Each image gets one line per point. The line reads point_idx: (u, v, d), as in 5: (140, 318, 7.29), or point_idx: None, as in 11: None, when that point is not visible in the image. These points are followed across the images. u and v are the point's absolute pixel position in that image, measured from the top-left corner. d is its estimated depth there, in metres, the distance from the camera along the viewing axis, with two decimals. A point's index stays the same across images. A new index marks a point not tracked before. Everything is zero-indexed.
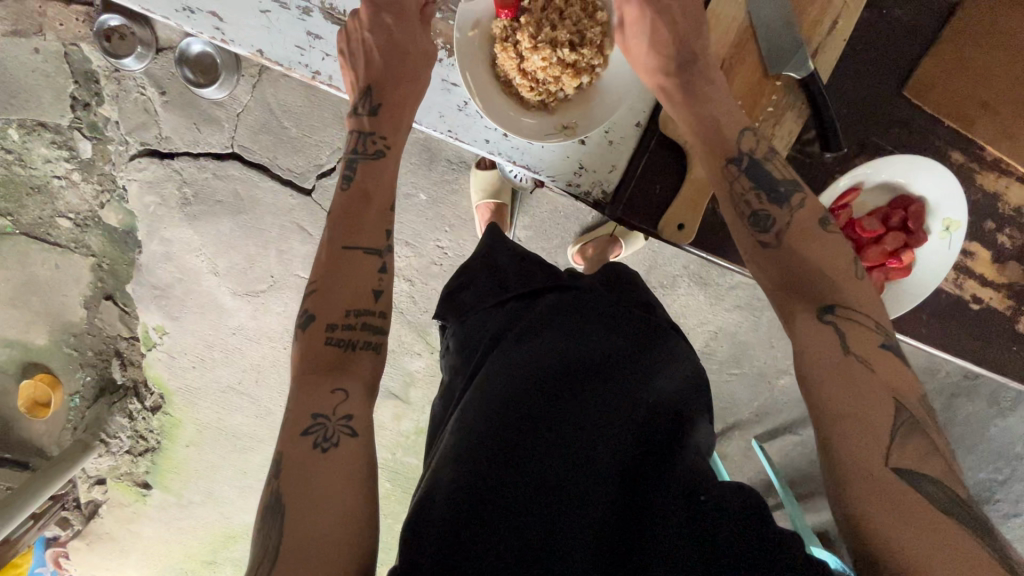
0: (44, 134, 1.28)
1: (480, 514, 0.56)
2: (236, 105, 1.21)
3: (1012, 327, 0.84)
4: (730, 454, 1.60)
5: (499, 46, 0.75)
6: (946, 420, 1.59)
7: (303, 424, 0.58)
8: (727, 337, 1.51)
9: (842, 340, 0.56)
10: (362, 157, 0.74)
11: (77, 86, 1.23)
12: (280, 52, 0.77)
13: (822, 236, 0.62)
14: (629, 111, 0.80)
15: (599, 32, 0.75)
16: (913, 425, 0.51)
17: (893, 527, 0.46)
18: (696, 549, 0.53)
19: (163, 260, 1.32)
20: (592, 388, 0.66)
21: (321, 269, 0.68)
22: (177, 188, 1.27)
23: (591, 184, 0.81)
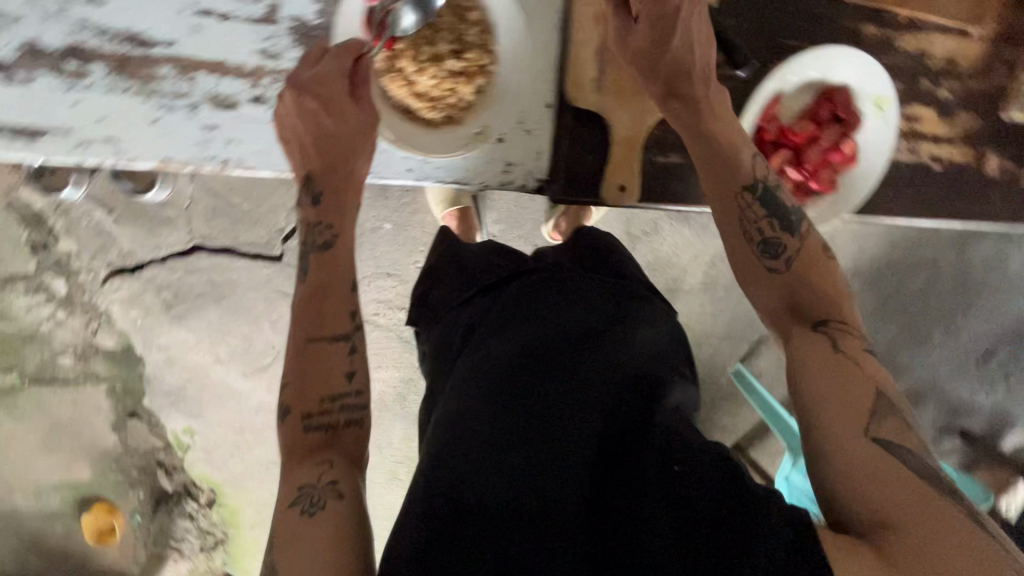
0: (18, 286, 1.34)
1: (463, 499, 0.58)
2: (182, 200, 1.21)
3: (978, 173, 0.87)
4: (763, 370, 1.62)
5: (387, 78, 0.78)
6: (966, 268, 1.68)
7: (290, 497, 0.59)
8: (724, 261, 1.51)
9: (832, 342, 0.61)
10: (312, 252, 0.75)
11: (30, 230, 1.23)
12: (185, 153, 0.78)
13: (825, 261, 0.67)
14: (535, 95, 0.82)
15: (476, 32, 0.79)
16: (891, 409, 0.55)
17: (869, 485, 0.49)
18: (676, 503, 0.54)
19: (168, 366, 1.33)
20: (561, 368, 0.67)
21: (292, 370, 0.69)
22: (156, 295, 1.26)
23: (524, 175, 0.85)
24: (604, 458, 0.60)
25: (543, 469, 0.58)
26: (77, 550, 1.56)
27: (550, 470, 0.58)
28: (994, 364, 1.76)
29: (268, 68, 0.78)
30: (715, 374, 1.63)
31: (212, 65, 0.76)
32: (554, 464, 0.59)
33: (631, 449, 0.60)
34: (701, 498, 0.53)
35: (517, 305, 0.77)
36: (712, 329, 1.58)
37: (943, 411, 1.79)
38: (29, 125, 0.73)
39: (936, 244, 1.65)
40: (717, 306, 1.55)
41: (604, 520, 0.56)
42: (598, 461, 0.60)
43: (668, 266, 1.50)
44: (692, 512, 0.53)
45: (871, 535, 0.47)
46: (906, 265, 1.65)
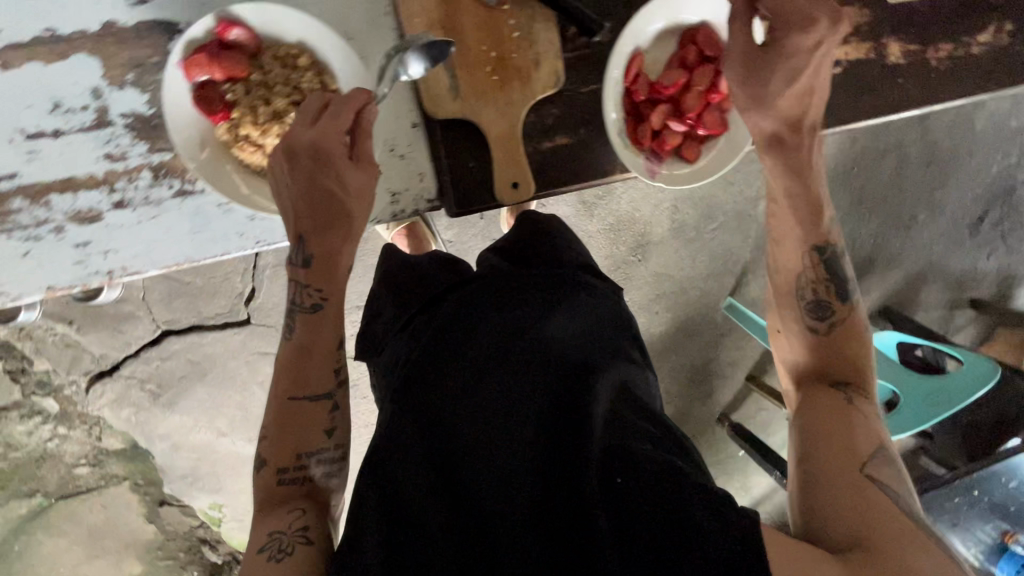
0: (12, 414, 1.35)
1: (412, 524, 0.65)
2: (136, 291, 1.21)
3: (882, 61, 0.87)
4: (755, 297, 1.62)
5: (236, 148, 0.72)
6: (936, 141, 1.63)
7: (260, 542, 0.64)
8: (687, 202, 1.49)
9: (845, 399, 0.71)
10: (300, 311, 0.72)
11: (4, 360, 1.25)
12: (66, 277, 0.74)
13: (861, 337, 0.77)
14: (398, 119, 0.78)
15: (311, 74, 0.72)
16: (887, 459, 0.65)
17: (850, 514, 0.59)
18: (611, 512, 0.61)
19: (174, 452, 1.34)
20: (497, 385, 0.72)
21: (271, 419, 0.71)
22: (141, 390, 1.26)
23: (414, 203, 0.79)
24: (543, 469, 0.66)
25: (485, 488, 0.65)
26: None
27: (493, 485, 0.65)
28: (987, 227, 1.73)
29: (119, 170, 0.75)
30: (710, 313, 1.62)
31: (62, 184, 0.74)
32: (495, 482, 0.65)
33: (566, 455, 0.66)
34: (638, 507, 0.60)
35: (448, 319, 0.80)
36: (694, 271, 1.56)
37: (947, 286, 1.77)
38: None
39: (903, 126, 1.60)
40: (693, 247, 1.53)
41: (550, 523, 0.63)
42: (539, 468, 0.66)
43: (632, 222, 1.47)
44: (624, 513, 0.60)
45: (847, 548, 0.56)
46: (873, 155, 1.60)
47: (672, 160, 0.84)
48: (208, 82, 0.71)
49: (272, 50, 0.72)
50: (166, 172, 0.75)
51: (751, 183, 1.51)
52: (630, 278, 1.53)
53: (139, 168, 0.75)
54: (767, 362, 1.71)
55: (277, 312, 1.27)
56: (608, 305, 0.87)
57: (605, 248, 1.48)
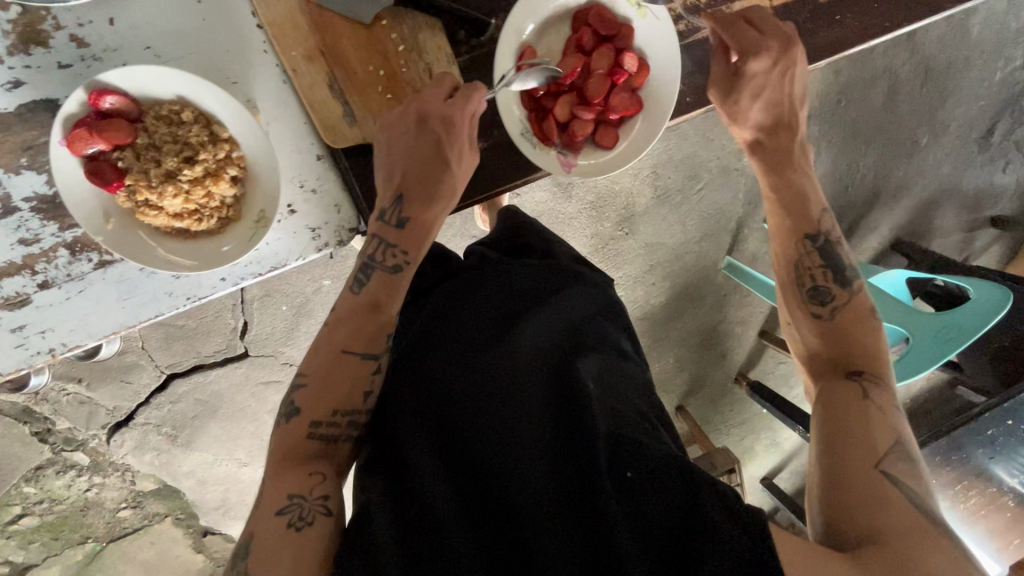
0: (47, 472, 1.42)
1: (419, 509, 0.61)
2: (135, 342, 1.24)
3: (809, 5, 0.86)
4: (754, 251, 1.57)
5: (138, 214, 0.69)
6: (931, 57, 1.53)
7: (278, 504, 0.61)
8: (667, 166, 1.44)
9: (860, 392, 0.65)
10: (379, 268, 0.73)
11: (30, 424, 1.37)
12: (6, 362, 0.70)
13: (870, 324, 0.72)
14: (300, 154, 0.76)
15: (196, 126, 0.69)
16: (903, 453, 0.60)
17: (868, 507, 0.56)
18: (625, 500, 0.58)
19: (202, 487, 1.39)
20: (503, 365, 0.71)
21: (317, 363, 0.69)
22: (158, 434, 1.31)
23: (335, 233, 0.77)
24: (554, 452, 0.64)
25: (494, 471, 0.63)
26: None
27: (504, 460, 0.63)
28: (996, 139, 1.63)
29: (37, 253, 0.71)
30: (711, 275, 1.57)
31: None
32: (505, 465, 0.63)
33: (576, 439, 0.64)
34: (653, 496, 0.58)
35: (447, 313, 0.80)
36: (686, 235, 1.51)
37: (962, 208, 1.67)
38: None
39: (891, 47, 1.50)
40: (681, 210, 1.48)
41: (565, 500, 0.60)
42: (551, 445, 0.64)
43: (613, 195, 1.43)
44: (640, 490, 0.59)
45: (858, 547, 0.53)
46: (862, 83, 1.51)
47: (587, 150, 0.82)
48: (94, 152, 0.66)
49: (152, 109, 0.68)
50: (82, 247, 0.72)
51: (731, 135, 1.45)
52: (620, 253, 1.49)
53: (55, 247, 0.71)
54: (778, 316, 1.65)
55: (272, 342, 1.30)
56: (600, 298, 0.87)
57: (589, 226, 1.45)
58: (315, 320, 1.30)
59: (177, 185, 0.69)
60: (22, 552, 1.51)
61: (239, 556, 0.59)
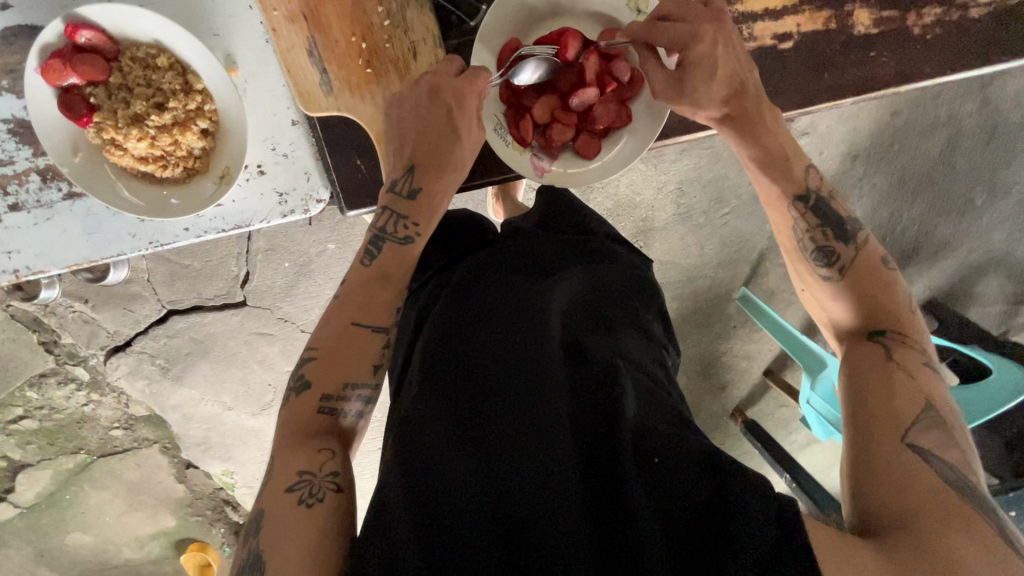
0: (50, 381, 1.49)
1: (436, 489, 0.56)
2: (141, 273, 1.28)
3: (851, 34, 0.80)
4: (773, 287, 1.50)
5: (107, 152, 0.74)
6: (1000, 111, 1.41)
7: (289, 481, 0.60)
8: (694, 185, 1.38)
9: (885, 352, 0.62)
10: (389, 238, 0.72)
11: (38, 333, 1.43)
12: None
13: (884, 276, 0.67)
14: (277, 116, 0.79)
15: (172, 75, 0.72)
16: (937, 420, 0.55)
17: (903, 493, 0.50)
18: (656, 503, 0.53)
19: (186, 422, 1.44)
20: (531, 337, 0.65)
21: (328, 338, 0.69)
22: (152, 364, 1.36)
23: (302, 201, 0.81)
24: (582, 440, 0.58)
25: (519, 453, 0.57)
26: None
27: (529, 440, 0.57)
28: None
29: (9, 175, 0.78)
30: (721, 303, 1.51)
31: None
32: (530, 446, 0.57)
33: (606, 429, 0.58)
34: (686, 501, 0.53)
35: (477, 278, 0.75)
36: (702, 259, 1.46)
37: (1008, 277, 1.55)
38: None
39: (956, 94, 1.39)
40: (700, 233, 1.43)
41: (594, 496, 0.55)
42: (578, 429, 0.59)
43: (633, 206, 1.39)
44: (670, 485, 0.54)
45: (885, 534, 0.48)
46: (919, 128, 1.41)
47: (565, 158, 0.80)
48: (68, 85, 0.71)
49: (130, 51, 0.72)
50: (53, 175, 0.78)
51: None
52: None
53: (27, 171, 0.78)
54: (787, 358, 1.58)
55: (270, 295, 1.32)
56: (630, 277, 0.82)
57: None
58: (314, 281, 1.32)
59: (143, 129, 0.73)
60: (20, 451, 1.60)
61: (249, 536, 0.58)
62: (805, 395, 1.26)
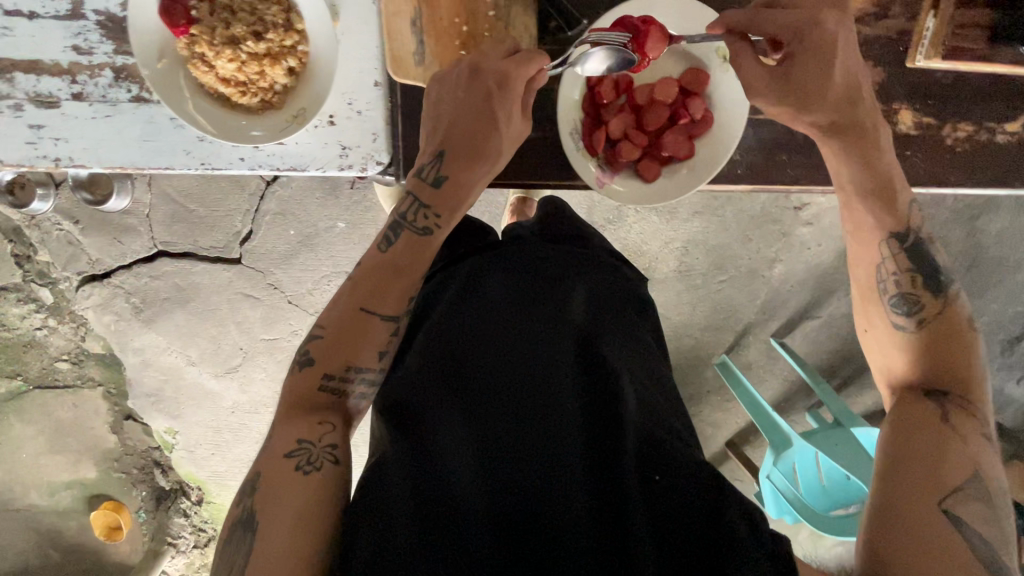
0: (9, 296, 1.41)
1: (441, 493, 0.62)
2: (142, 207, 1.25)
3: (893, 128, 0.86)
4: (752, 361, 1.54)
5: (190, 66, 0.74)
6: (980, 245, 1.52)
7: (289, 447, 0.65)
8: (698, 247, 1.44)
9: (941, 412, 0.64)
10: (409, 228, 0.75)
11: (13, 244, 1.33)
12: (16, 154, 0.78)
13: (962, 343, 0.69)
14: (361, 74, 0.81)
15: (278, 11, 0.75)
16: (981, 491, 0.58)
17: (926, 555, 0.53)
18: (652, 518, 0.59)
19: (143, 368, 1.38)
20: (546, 354, 0.71)
21: (336, 318, 0.72)
22: (126, 301, 1.31)
23: (363, 159, 0.82)
24: (587, 457, 0.64)
25: (526, 467, 0.63)
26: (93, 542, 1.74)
27: (536, 452, 0.64)
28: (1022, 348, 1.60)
29: (83, 64, 0.78)
30: (701, 366, 1.54)
31: (27, 65, 0.78)
32: (536, 461, 0.63)
33: (608, 448, 0.65)
34: (679, 519, 0.59)
35: (487, 277, 0.80)
36: (691, 319, 1.50)
37: None
38: None
39: (942, 220, 1.49)
40: (695, 294, 1.48)
41: (594, 507, 0.61)
42: (584, 446, 0.65)
43: (638, 254, 1.44)
44: (667, 501, 0.60)
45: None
46: None
47: (628, 178, 0.83)
48: None
49: None
50: (126, 76, 0.78)
51: (770, 242, 1.44)
52: None
53: (102, 66, 0.78)
54: (751, 432, 1.62)
55: (266, 259, 1.30)
56: (628, 287, 0.86)
57: None
58: (315, 254, 1.31)
59: (235, 52, 0.75)
60: None
61: (244, 494, 0.63)
62: (765, 467, 1.28)
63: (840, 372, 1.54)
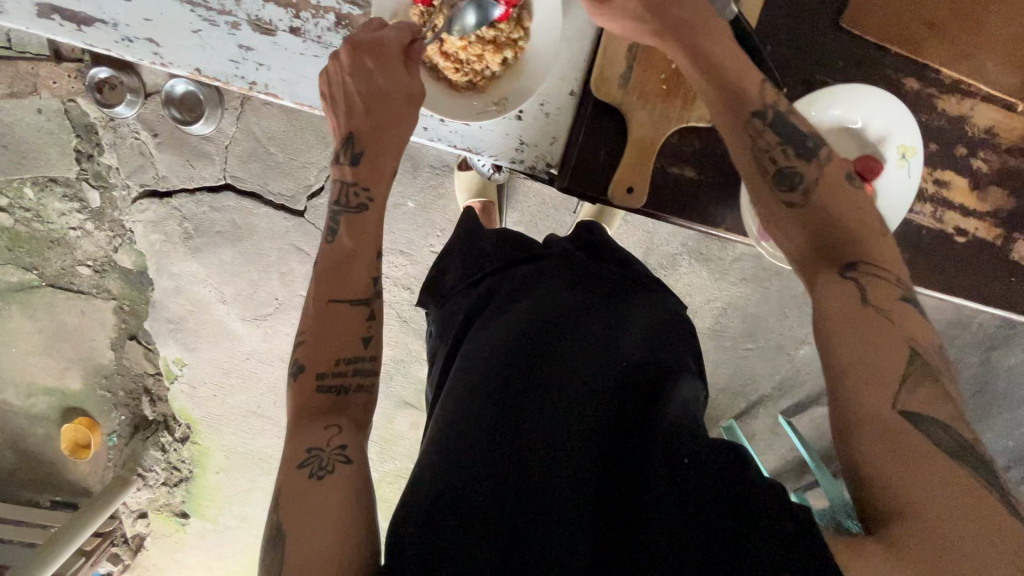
0: (55, 189, 1.37)
1: (465, 495, 0.62)
2: (222, 138, 1.25)
3: (1006, 255, 0.84)
4: (757, 431, 1.58)
5: (418, 32, 0.80)
6: (987, 374, 1.52)
7: (299, 457, 0.63)
8: (737, 311, 1.48)
9: (862, 296, 0.58)
10: (345, 211, 0.77)
11: (80, 140, 1.30)
12: (216, 67, 0.79)
13: (848, 190, 0.64)
14: (562, 80, 0.83)
15: (514, 5, 0.80)
16: (925, 371, 0.53)
17: (901, 472, 0.47)
18: (677, 510, 0.58)
19: (174, 294, 1.36)
20: (577, 352, 0.75)
21: (310, 321, 0.73)
22: (178, 224, 1.30)
23: (535, 159, 0.85)
24: (608, 463, 0.66)
25: (548, 468, 0.64)
26: (52, 458, 1.64)
27: (556, 449, 0.65)
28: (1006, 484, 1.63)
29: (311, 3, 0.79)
30: (708, 424, 1.58)
31: None
32: (559, 462, 0.64)
33: (633, 452, 0.66)
34: (703, 511, 0.58)
35: (526, 289, 0.84)
36: (711, 377, 1.54)
37: None
38: (81, 14, 0.77)
39: (959, 343, 1.50)
40: (722, 355, 1.52)
41: (611, 510, 0.63)
42: (605, 454, 0.66)
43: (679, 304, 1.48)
44: (693, 482, 0.60)
45: (887, 527, 0.45)
46: None
47: None
48: None
49: None
50: (346, 24, 0.81)
51: (802, 323, 1.49)
52: None
53: (328, 9, 0.80)
54: None
55: None
56: (672, 311, 0.85)
57: None
58: None
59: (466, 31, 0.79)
60: None
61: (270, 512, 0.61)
62: None
63: (834, 462, 1.59)
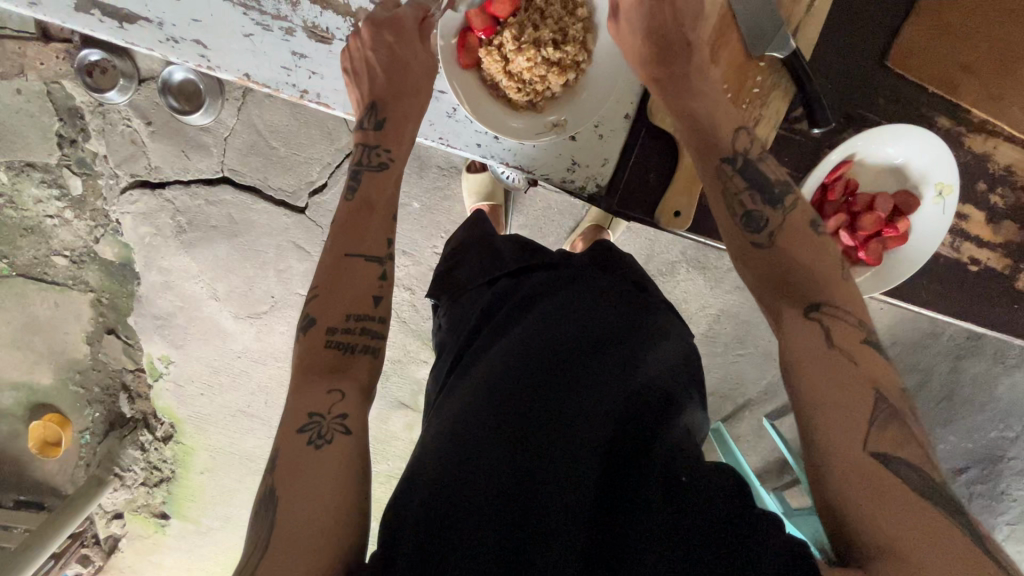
0: (33, 175, 1.28)
1: (455, 502, 0.56)
2: (221, 129, 1.23)
3: (1013, 284, 0.90)
4: (742, 434, 1.62)
5: (484, 49, 0.78)
6: (953, 382, 1.61)
7: (300, 421, 0.59)
8: (730, 318, 1.53)
9: (825, 336, 0.55)
10: (366, 170, 0.75)
11: (62, 124, 1.23)
12: (266, 74, 0.79)
13: (815, 239, 0.62)
14: (617, 103, 0.84)
15: (581, 28, 0.79)
16: (893, 415, 0.50)
17: (877, 515, 0.45)
18: (673, 531, 0.53)
19: (162, 289, 1.34)
20: (583, 365, 0.69)
21: (324, 273, 0.69)
22: (171, 218, 1.28)
23: (585, 179, 0.85)
24: (606, 477, 0.60)
25: (545, 477, 0.58)
26: (12, 456, 1.48)
27: (557, 456, 0.60)
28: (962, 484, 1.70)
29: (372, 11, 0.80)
30: None
31: None
32: (557, 472, 0.58)
33: (634, 468, 0.60)
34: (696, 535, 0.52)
35: (538, 297, 0.79)
36: None
37: None
38: (123, 10, 0.76)
39: (927, 352, 1.59)
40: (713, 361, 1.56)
41: (605, 527, 0.56)
42: (605, 466, 0.61)
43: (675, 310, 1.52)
44: (688, 502, 0.55)
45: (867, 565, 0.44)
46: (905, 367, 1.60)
47: None
48: None
49: None
50: None
51: None
52: None
53: None
54: None
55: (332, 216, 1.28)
56: (684, 348, 0.79)
57: None
58: None
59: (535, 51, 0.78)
60: None
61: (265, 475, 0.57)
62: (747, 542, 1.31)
63: None
